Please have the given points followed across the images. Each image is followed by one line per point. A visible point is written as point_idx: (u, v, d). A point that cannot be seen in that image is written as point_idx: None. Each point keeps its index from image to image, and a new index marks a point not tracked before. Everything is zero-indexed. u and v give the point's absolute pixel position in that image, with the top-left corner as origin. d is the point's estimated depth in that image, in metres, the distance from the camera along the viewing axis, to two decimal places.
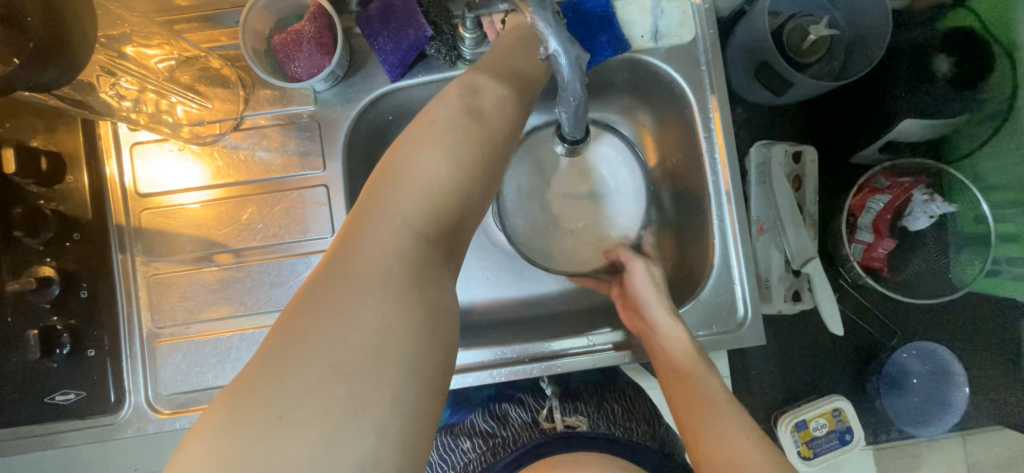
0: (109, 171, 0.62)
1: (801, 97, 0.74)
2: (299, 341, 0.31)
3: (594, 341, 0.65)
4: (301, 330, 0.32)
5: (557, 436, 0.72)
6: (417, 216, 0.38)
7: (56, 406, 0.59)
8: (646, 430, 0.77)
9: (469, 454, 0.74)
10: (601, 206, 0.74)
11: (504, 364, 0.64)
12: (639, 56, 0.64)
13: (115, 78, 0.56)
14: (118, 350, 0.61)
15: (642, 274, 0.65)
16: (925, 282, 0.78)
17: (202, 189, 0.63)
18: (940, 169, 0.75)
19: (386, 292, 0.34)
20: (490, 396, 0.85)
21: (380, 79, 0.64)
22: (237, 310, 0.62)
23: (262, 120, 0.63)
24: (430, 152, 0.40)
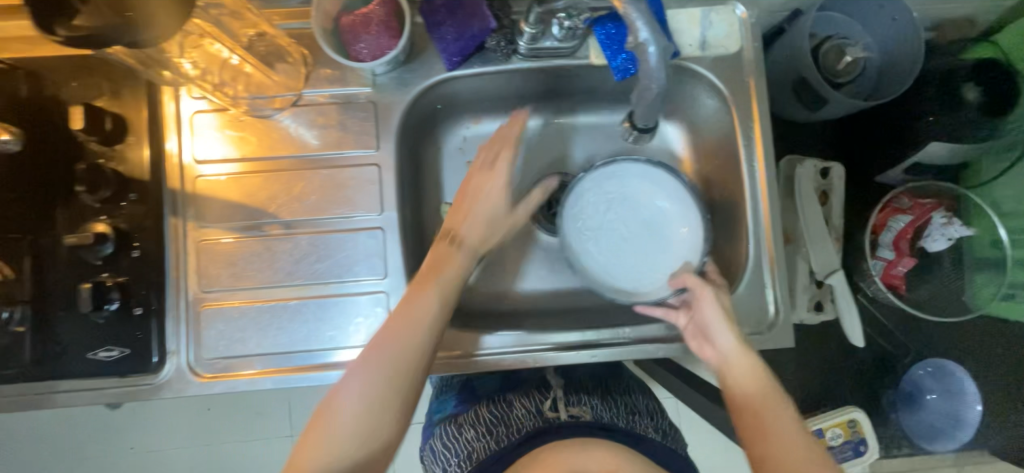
0: (169, 146, 0.64)
1: (834, 114, 0.75)
2: (353, 386, 0.52)
3: (629, 334, 0.67)
4: (357, 378, 0.52)
5: (560, 424, 0.72)
6: (396, 349, 0.53)
7: (98, 361, 0.60)
8: (648, 425, 0.79)
9: (473, 443, 0.76)
10: (658, 233, 0.69)
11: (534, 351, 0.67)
12: (686, 64, 0.67)
13: (200, 40, 0.59)
14: (164, 310, 0.62)
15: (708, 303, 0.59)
16: (938, 301, 0.82)
17: (226, 163, 0.64)
18: (960, 192, 0.79)
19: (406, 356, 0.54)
20: (495, 389, 0.86)
21: (437, 67, 0.66)
22: (281, 280, 0.64)
23: (320, 97, 0.65)
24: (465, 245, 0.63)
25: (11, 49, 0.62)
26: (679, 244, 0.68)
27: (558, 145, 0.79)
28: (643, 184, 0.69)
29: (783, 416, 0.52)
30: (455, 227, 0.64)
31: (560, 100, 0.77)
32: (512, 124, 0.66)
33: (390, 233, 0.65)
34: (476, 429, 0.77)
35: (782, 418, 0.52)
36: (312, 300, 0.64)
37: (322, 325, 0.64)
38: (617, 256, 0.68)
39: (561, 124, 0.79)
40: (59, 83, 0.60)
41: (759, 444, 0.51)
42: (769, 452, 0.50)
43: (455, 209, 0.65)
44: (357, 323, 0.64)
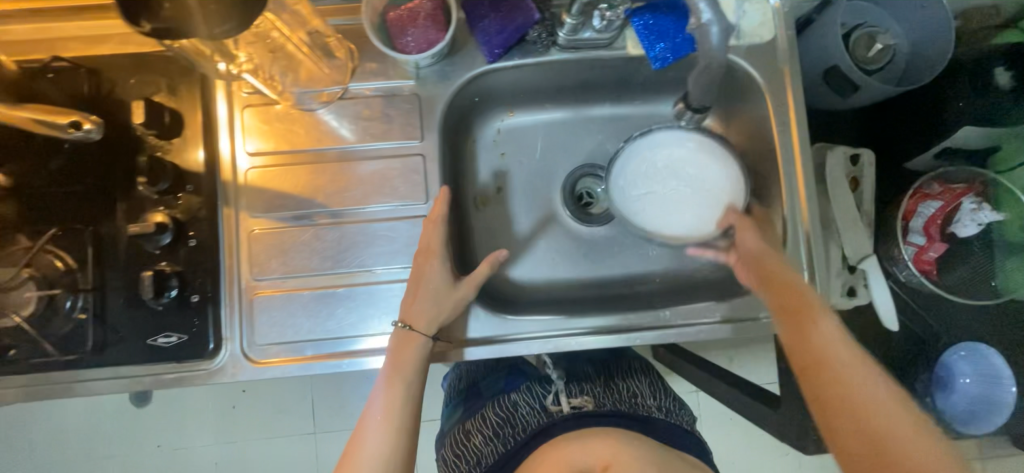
0: (221, 146, 0.66)
1: (862, 101, 0.78)
2: (357, 453, 0.60)
3: (669, 317, 0.70)
4: (359, 444, 0.60)
5: (564, 417, 0.78)
6: (388, 414, 0.61)
7: (158, 347, 0.62)
8: (652, 404, 0.84)
9: (483, 447, 0.80)
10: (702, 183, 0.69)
11: (572, 335, 0.69)
12: (731, 58, 0.69)
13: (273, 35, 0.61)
14: (219, 297, 0.64)
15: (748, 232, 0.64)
16: (969, 285, 0.82)
17: (251, 157, 0.66)
18: (990, 177, 0.79)
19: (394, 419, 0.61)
20: (497, 388, 0.89)
21: (478, 59, 0.68)
22: (329, 267, 0.66)
23: (366, 90, 0.67)
24: (434, 297, 0.64)
25: (72, 48, 0.64)
26: (722, 191, 0.69)
27: (592, 138, 0.82)
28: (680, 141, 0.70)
29: (831, 330, 0.55)
30: (406, 317, 0.63)
31: (593, 92, 0.78)
32: (438, 200, 0.65)
33: None
34: (483, 433, 0.82)
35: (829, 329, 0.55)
36: (360, 287, 0.66)
37: (369, 310, 0.66)
38: (662, 206, 0.69)
39: (595, 114, 0.81)
40: (120, 80, 0.63)
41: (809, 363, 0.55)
42: (819, 367, 0.54)
43: (409, 289, 0.64)
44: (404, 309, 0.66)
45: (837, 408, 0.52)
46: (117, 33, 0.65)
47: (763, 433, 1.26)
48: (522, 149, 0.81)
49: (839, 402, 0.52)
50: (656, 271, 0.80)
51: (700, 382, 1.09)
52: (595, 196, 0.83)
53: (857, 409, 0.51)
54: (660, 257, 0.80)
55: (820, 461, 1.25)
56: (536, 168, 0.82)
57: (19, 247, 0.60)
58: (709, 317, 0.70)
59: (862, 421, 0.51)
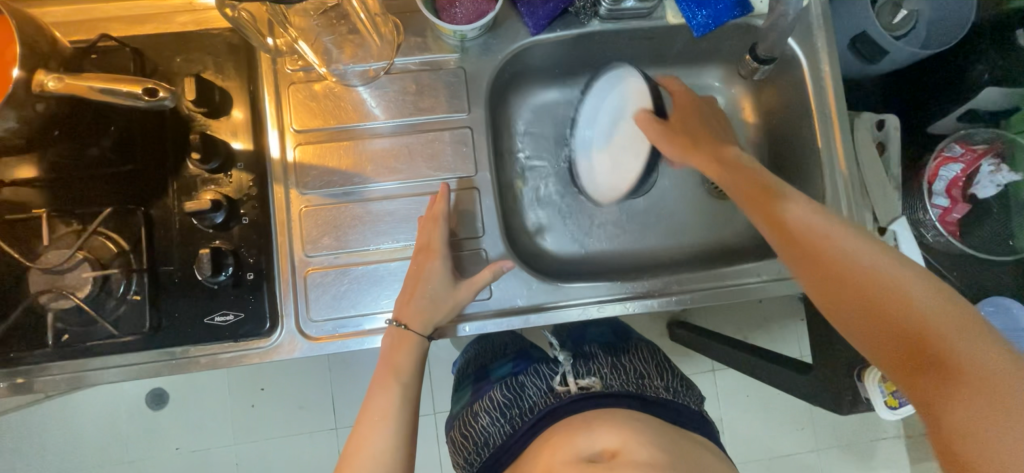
0: (269, 128, 0.65)
1: (887, 67, 0.80)
2: (354, 455, 0.58)
3: (711, 282, 0.71)
4: (355, 447, 0.59)
5: (571, 398, 0.78)
6: (383, 417, 0.60)
7: (214, 326, 0.62)
8: (659, 383, 0.83)
9: (490, 428, 0.82)
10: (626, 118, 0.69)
11: (621, 301, 0.70)
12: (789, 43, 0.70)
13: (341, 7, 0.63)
14: (273, 274, 0.64)
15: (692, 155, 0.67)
16: (989, 244, 0.85)
17: (286, 140, 0.66)
18: (1009, 137, 0.83)
19: (394, 421, 0.60)
20: (506, 371, 0.92)
21: (522, 32, 0.69)
22: (382, 242, 0.66)
23: (411, 65, 0.68)
24: (426, 299, 0.62)
25: (115, 28, 0.64)
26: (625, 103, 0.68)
27: None
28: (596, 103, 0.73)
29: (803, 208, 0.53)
30: (401, 315, 0.63)
31: None
32: (438, 199, 0.64)
33: (485, 192, 0.68)
34: (490, 414, 0.84)
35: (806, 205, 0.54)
36: None
37: None
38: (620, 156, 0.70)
39: None
40: (167, 59, 0.63)
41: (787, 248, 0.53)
42: (800, 247, 0.52)
43: (408, 288, 0.63)
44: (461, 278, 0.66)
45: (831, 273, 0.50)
46: (162, 13, 0.65)
47: (781, 406, 1.28)
48: (556, 126, 0.82)
49: (822, 275, 0.50)
50: (693, 241, 0.82)
51: (725, 356, 1.10)
52: None
53: (846, 279, 0.49)
54: (694, 226, 0.82)
55: (837, 431, 1.28)
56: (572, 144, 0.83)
57: (67, 230, 0.58)
58: (754, 278, 0.71)
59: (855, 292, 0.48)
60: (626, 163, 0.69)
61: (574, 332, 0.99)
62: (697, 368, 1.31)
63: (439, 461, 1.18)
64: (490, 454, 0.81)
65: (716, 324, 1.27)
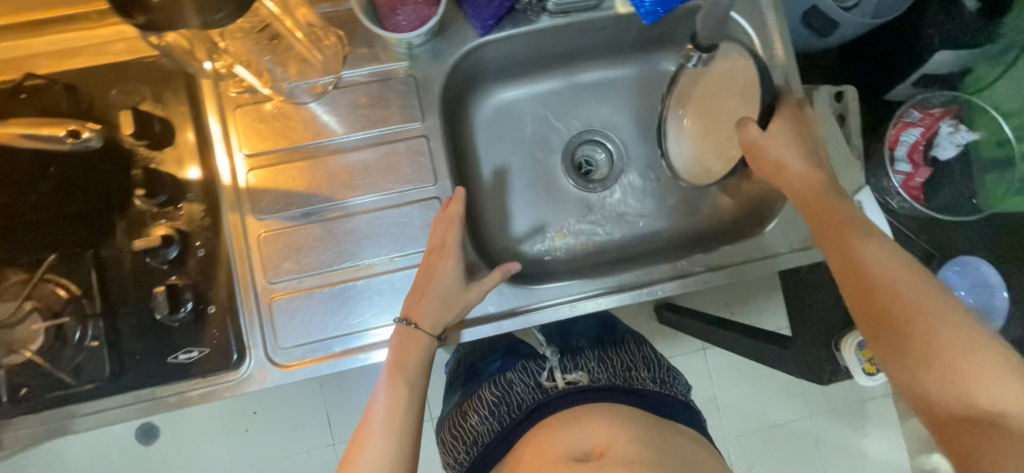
0: (216, 154, 0.63)
1: (841, 38, 0.80)
2: (355, 458, 0.57)
3: (682, 269, 0.71)
4: (358, 447, 0.58)
5: (559, 393, 0.78)
6: (388, 418, 0.59)
7: (179, 364, 0.60)
8: (646, 375, 0.84)
9: (480, 426, 0.82)
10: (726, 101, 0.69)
11: (594, 297, 0.69)
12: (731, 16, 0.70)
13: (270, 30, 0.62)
14: (236, 305, 0.62)
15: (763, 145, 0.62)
16: (953, 204, 0.86)
17: (244, 162, 0.64)
18: (963, 99, 0.84)
19: (400, 421, 0.59)
20: (493, 368, 0.91)
21: (471, 34, 0.68)
22: (346, 261, 0.65)
23: (359, 77, 0.66)
24: (433, 303, 0.61)
25: (42, 64, 0.61)
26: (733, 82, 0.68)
27: (587, 104, 0.83)
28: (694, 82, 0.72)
29: (878, 243, 0.53)
30: (410, 312, 0.61)
31: (582, 57, 0.79)
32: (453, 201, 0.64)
33: (446, 202, 0.66)
34: (479, 412, 0.83)
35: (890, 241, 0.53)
36: (381, 276, 0.65)
37: (394, 297, 0.65)
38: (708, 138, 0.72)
39: (584, 78, 0.82)
40: (101, 93, 0.60)
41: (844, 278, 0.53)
42: (870, 295, 0.51)
43: (418, 285, 0.62)
44: None
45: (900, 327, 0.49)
46: (90, 44, 0.62)
47: (770, 378, 1.30)
48: (518, 125, 0.81)
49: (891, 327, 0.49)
50: (665, 228, 0.82)
51: (709, 335, 1.11)
52: (594, 164, 0.84)
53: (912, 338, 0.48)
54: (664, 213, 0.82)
55: (826, 397, 1.30)
56: (536, 142, 0.82)
57: (15, 280, 0.56)
58: (724, 260, 0.71)
59: (903, 340, 0.48)
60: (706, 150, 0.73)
61: (561, 328, 0.97)
62: (686, 349, 1.32)
63: (439, 467, 1.18)
64: (478, 452, 0.80)
65: (701, 303, 1.28)
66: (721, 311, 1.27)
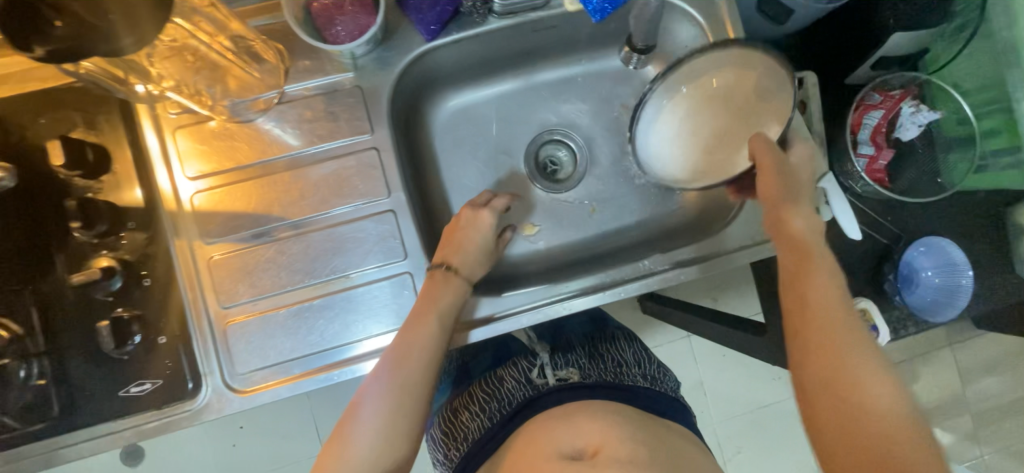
0: (159, 179, 0.61)
1: (798, 24, 0.79)
2: (371, 390, 0.57)
3: (653, 265, 0.70)
4: (375, 379, 0.58)
5: (549, 390, 0.78)
6: (410, 358, 0.58)
7: (131, 398, 0.59)
8: (637, 372, 0.84)
9: (470, 423, 0.81)
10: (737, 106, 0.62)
11: (561, 301, 0.69)
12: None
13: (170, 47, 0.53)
14: (188, 333, 0.60)
15: (772, 172, 0.56)
16: (920, 185, 0.86)
17: (198, 180, 0.62)
18: (922, 79, 0.84)
19: (422, 358, 0.59)
20: (486, 367, 0.91)
21: (417, 40, 0.66)
22: (301, 281, 0.63)
23: (304, 90, 0.64)
24: (466, 255, 0.66)
25: None
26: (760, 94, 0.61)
27: (546, 104, 0.81)
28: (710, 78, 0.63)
29: (831, 288, 0.51)
30: (447, 258, 0.64)
31: (537, 56, 0.78)
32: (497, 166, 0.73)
33: (401, 214, 0.65)
34: (470, 409, 0.83)
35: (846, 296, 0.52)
36: (338, 294, 0.63)
37: (353, 316, 0.63)
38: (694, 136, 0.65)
39: (541, 78, 0.80)
40: (31, 122, 0.58)
41: (814, 356, 0.48)
42: (806, 328, 0.50)
43: (447, 245, 0.66)
44: (390, 308, 0.64)
45: (822, 364, 0.47)
46: (16, 72, 0.59)
47: (755, 362, 1.31)
48: (478, 128, 0.80)
49: (819, 364, 0.48)
50: (632, 225, 0.80)
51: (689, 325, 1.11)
52: (559, 163, 0.82)
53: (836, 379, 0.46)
54: (630, 209, 0.80)
55: None
56: (498, 144, 0.80)
57: None
58: (691, 254, 0.70)
59: (828, 381, 0.47)
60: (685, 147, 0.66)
61: (551, 326, 0.96)
62: (671, 338, 1.32)
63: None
64: (467, 447, 0.79)
65: (683, 292, 1.28)
66: (703, 299, 1.28)
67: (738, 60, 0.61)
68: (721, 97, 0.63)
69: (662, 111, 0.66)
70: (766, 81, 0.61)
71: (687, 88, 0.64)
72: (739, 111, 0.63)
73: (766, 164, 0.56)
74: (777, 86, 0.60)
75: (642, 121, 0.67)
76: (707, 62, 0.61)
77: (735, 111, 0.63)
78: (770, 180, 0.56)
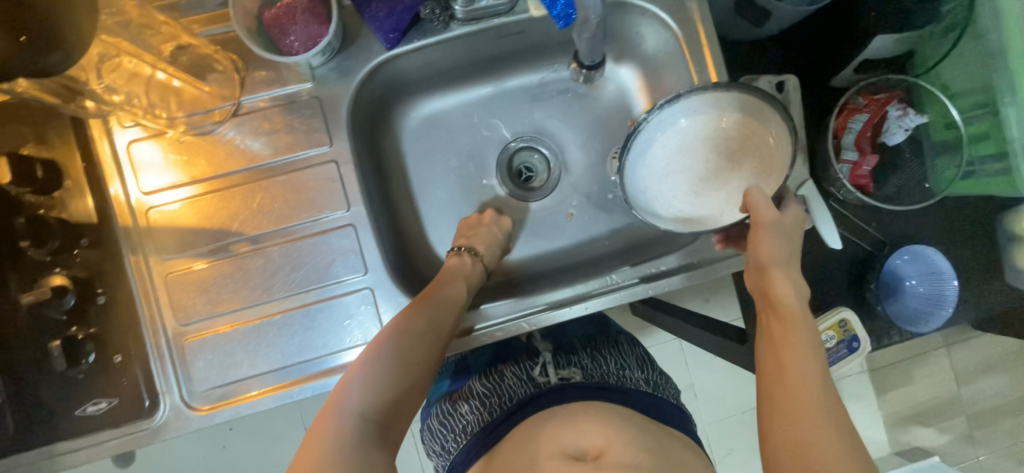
0: (113, 191, 0.60)
1: (778, 25, 0.77)
2: (390, 330, 0.58)
3: (638, 272, 0.69)
4: (395, 321, 0.59)
5: (552, 388, 0.75)
6: (435, 308, 0.61)
7: (88, 416, 0.58)
8: (639, 376, 0.82)
9: (469, 416, 0.78)
10: (736, 150, 0.61)
11: (544, 311, 0.67)
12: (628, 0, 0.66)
13: (106, 54, 0.56)
14: (145, 352, 0.60)
15: (770, 233, 0.55)
16: (904, 191, 0.83)
17: (183, 188, 0.61)
18: (909, 82, 0.80)
19: (445, 308, 0.61)
20: (485, 361, 0.88)
21: (377, 48, 0.64)
22: (258, 298, 0.62)
23: (260, 102, 0.62)
24: (477, 240, 0.71)
25: None
26: (764, 144, 0.60)
27: (518, 110, 0.79)
28: (716, 117, 0.61)
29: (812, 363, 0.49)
30: (474, 245, 0.70)
31: (507, 62, 0.75)
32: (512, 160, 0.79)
33: (361, 228, 0.63)
34: (469, 402, 0.80)
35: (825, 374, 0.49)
36: (297, 311, 0.62)
37: (313, 333, 0.62)
38: (687, 171, 0.63)
39: (512, 84, 0.78)
40: None
41: (790, 466, 0.44)
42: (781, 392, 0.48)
43: (473, 237, 0.72)
44: (351, 325, 0.62)
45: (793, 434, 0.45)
46: None
47: None
48: (448, 135, 0.78)
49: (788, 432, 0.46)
50: (608, 233, 0.78)
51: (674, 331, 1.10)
52: (534, 169, 0.80)
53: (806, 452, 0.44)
54: (605, 218, 0.78)
55: None
56: (470, 152, 0.78)
57: None
58: (672, 262, 0.68)
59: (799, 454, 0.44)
60: (676, 181, 0.63)
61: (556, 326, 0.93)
62: (659, 341, 1.30)
63: None
64: (465, 442, 0.75)
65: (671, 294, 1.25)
66: (695, 300, 1.23)
67: (747, 109, 0.60)
68: (722, 136, 0.62)
69: (657, 139, 0.63)
70: (771, 137, 0.60)
71: (688, 120, 0.62)
72: (737, 155, 0.61)
73: (763, 222, 0.55)
74: (782, 145, 0.59)
75: (638, 144, 0.63)
76: (712, 100, 0.60)
77: (733, 155, 0.61)
78: (765, 241, 0.55)
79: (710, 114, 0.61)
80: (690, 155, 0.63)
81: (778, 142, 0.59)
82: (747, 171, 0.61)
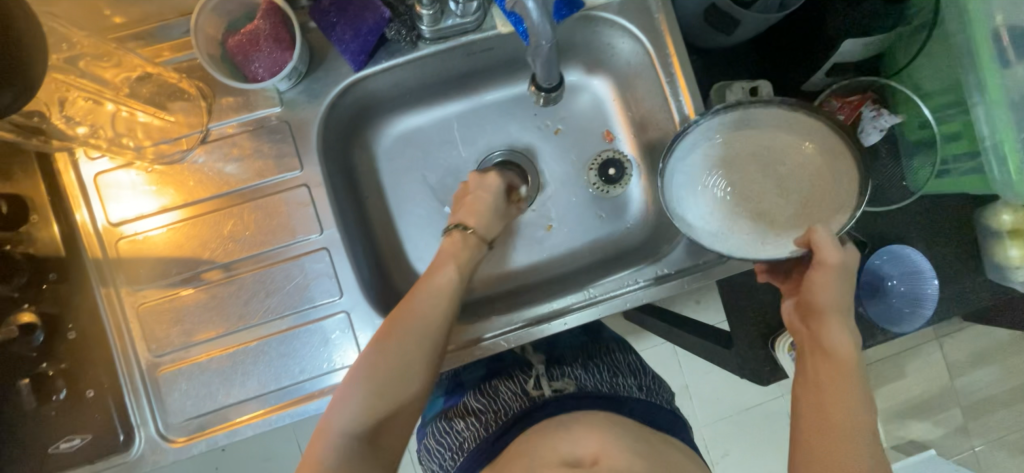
0: (79, 219, 0.60)
1: (748, 34, 0.78)
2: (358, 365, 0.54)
3: (648, 278, 0.67)
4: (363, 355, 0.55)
5: (546, 401, 0.74)
6: (406, 335, 0.55)
7: (60, 454, 0.58)
8: (632, 382, 0.81)
9: (465, 433, 0.77)
10: (791, 173, 0.59)
11: (540, 323, 0.67)
12: (594, 12, 0.66)
13: (66, 92, 0.56)
14: (119, 385, 0.59)
15: (833, 274, 0.51)
16: (882, 191, 0.82)
17: (164, 214, 0.61)
18: (881, 84, 0.81)
19: (414, 335, 0.56)
20: (479, 376, 0.88)
21: (345, 70, 0.64)
22: (229, 327, 0.61)
23: (228, 128, 0.62)
24: None
25: None
26: (829, 176, 0.58)
27: (493, 125, 0.79)
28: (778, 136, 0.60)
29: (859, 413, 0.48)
30: (466, 219, 0.68)
31: (480, 78, 0.75)
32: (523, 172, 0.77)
33: (336, 251, 0.63)
34: (465, 419, 0.79)
35: (853, 420, 0.48)
36: (273, 338, 0.61)
37: (289, 360, 0.61)
38: (730, 185, 0.61)
39: (488, 99, 0.78)
40: None
41: None
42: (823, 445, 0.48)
43: (462, 208, 0.69)
44: (329, 349, 0.62)
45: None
46: None
47: None
48: (424, 152, 0.77)
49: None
50: (589, 244, 0.78)
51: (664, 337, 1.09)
52: None
53: None
54: (586, 229, 0.78)
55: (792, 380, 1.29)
56: (444, 168, 0.78)
57: None
58: (658, 271, 0.68)
59: None
60: (713, 193, 0.62)
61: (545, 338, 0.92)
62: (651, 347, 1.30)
63: None
64: (462, 460, 0.74)
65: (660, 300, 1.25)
66: (686, 302, 1.22)
67: (823, 144, 0.58)
68: (778, 155, 0.60)
69: (700, 148, 0.62)
70: (840, 183, 0.57)
71: (742, 136, 0.61)
72: (791, 178, 0.59)
73: (829, 263, 0.52)
74: (846, 187, 0.57)
75: (678, 151, 0.61)
76: (774, 117, 0.59)
77: (789, 184, 0.60)
78: (829, 285, 0.52)
79: (770, 132, 0.60)
80: (736, 170, 0.61)
81: (846, 177, 0.57)
82: (803, 198, 0.59)
